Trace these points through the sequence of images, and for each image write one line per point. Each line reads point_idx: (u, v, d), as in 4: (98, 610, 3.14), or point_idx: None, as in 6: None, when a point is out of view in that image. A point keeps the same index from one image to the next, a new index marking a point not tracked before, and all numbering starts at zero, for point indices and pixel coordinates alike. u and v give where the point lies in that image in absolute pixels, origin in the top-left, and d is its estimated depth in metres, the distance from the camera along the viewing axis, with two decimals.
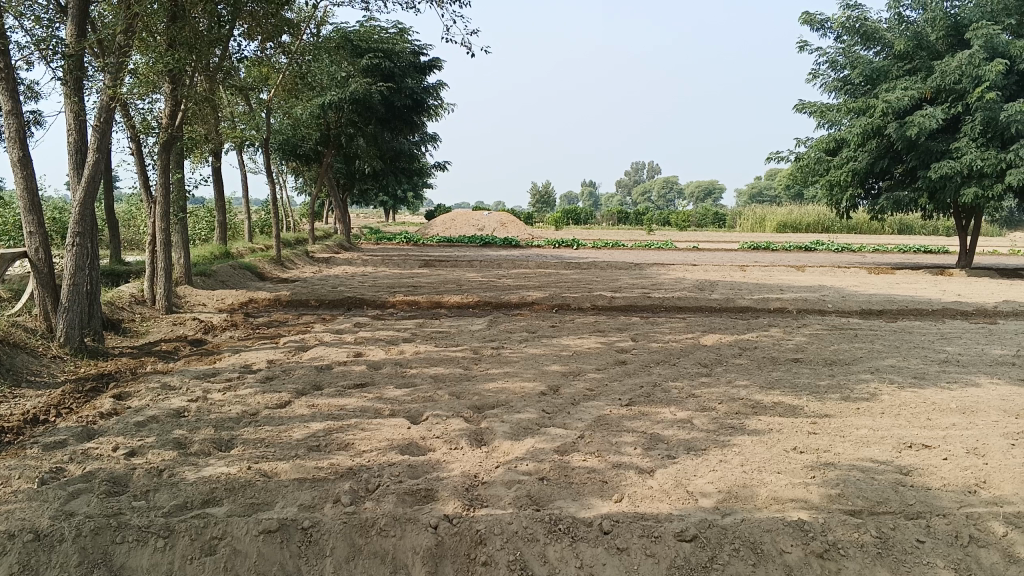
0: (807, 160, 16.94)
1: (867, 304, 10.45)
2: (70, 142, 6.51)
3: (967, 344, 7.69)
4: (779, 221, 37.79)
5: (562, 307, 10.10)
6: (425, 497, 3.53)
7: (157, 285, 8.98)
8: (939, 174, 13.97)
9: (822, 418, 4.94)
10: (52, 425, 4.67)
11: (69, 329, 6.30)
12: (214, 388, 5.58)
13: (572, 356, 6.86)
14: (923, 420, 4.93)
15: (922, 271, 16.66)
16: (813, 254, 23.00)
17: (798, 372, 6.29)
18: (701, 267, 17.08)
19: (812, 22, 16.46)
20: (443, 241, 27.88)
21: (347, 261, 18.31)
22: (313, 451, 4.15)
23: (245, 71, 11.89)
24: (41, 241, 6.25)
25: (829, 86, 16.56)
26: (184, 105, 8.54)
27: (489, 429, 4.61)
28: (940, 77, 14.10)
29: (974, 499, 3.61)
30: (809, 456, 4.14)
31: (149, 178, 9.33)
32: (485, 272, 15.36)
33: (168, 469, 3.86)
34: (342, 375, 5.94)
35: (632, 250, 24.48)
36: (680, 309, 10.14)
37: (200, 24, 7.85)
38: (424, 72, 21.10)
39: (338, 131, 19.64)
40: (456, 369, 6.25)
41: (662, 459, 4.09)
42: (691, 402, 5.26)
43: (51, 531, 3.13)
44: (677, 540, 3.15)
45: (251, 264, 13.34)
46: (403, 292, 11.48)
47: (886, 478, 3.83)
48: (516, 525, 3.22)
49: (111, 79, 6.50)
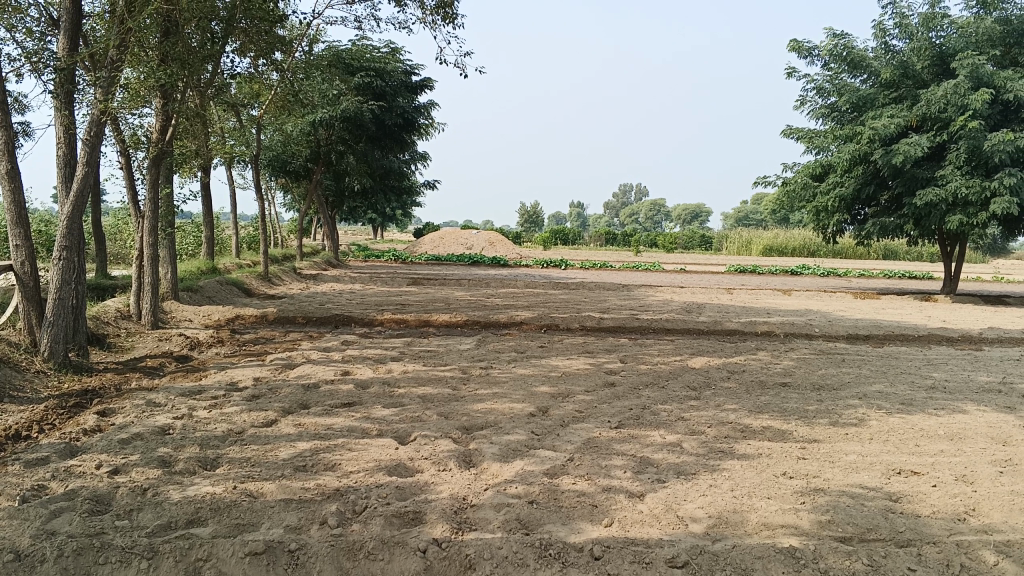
0: (794, 185, 17.08)
1: (854, 329, 10.50)
2: (58, 156, 6.46)
3: (953, 370, 7.74)
4: (765, 244, 38.04)
5: (551, 328, 10.08)
6: (413, 520, 3.49)
7: (143, 300, 8.90)
8: (924, 201, 14.10)
9: (811, 443, 4.94)
10: (35, 441, 4.61)
11: (54, 344, 6.22)
12: (200, 405, 5.52)
13: (561, 377, 6.84)
14: (911, 446, 4.94)
15: (908, 296, 16.74)
16: (801, 278, 23.09)
17: (787, 396, 6.29)
18: (688, 289, 17.14)
19: (799, 49, 16.67)
20: (432, 259, 27.87)
21: (335, 278, 18.25)
22: (300, 471, 4.11)
23: (236, 86, 11.88)
24: (27, 255, 6.18)
25: (816, 113, 16.74)
26: (175, 120, 8.52)
27: (478, 451, 4.58)
28: (926, 105, 14.24)
29: (964, 526, 3.61)
30: (799, 482, 4.13)
31: (138, 193, 9.29)
32: (473, 291, 15.36)
33: (152, 488, 3.81)
34: (329, 394, 5.90)
35: (620, 271, 24.53)
36: (669, 331, 10.16)
37: (194, 40, 7.82)
38: (415, 91, 21.17)
39: (328, 147, 19.66)
40: (445, 389, 6.21)
41: (652, 482, 4.07)
42: (681, 425, 5.25)
43: (32, 551, 3.07)
44: (668, 567, 3.13)
45: (238, 281, 13.29)
46: (392, 310, 11.44)
47: (876, 504, 3.83)
48: (506, 550, 3.19)
49: (103, 92, 6.48)
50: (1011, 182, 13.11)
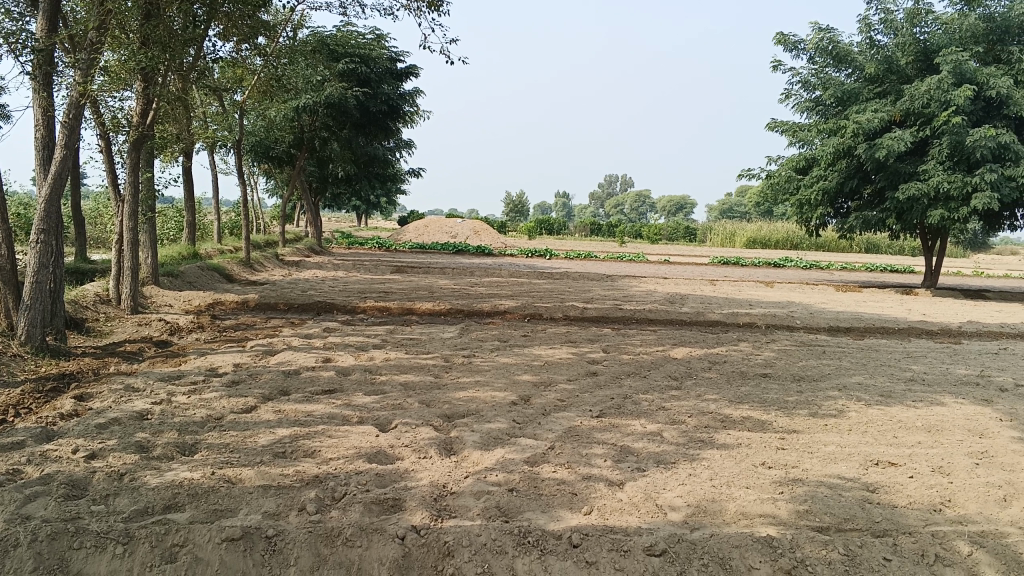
0: (778, 178, 17.15)
1: (834, 321, 10.58)
2: (37, 138, 6.37)
3: (931, 363, 7.81)
4: (748, 236, 38.21)
5: (533, 317, 10.08)
6: (392, 506, 3.49)
7: (123, 284, 8.81)
8: (906, 196, 14.20)
9: (791, 433, 4.97)
10: (10, 426, 4.56)
11: (31, 328, 6.14)
12: (179, 390, 5.48)
13: (543, 366, 6.84)
14: (889, 437, 4.98)
15: (889, 290, 16.87)
16: (783, 270, 23.21)
17: (767, 387, 6.33)
18: (672, 281, 17.18)
19: (785, 42, 16.71)
20: (416, 247, 27.77)
21: (317, 265, 18.16)
22: (279, 457, 4.09)
23: (219, 70, 11.76)
24: (4, 237, 6.10)
25: (800, 106, 16.81)
26: (157, 103, 8.42)
27: (459, 439, 4.57)
28: (909, 100, 14.33)
29: (939, 517, 3.65)
30: (777, 472, 4.16)
31: (117, 176, 9.19)
32: (457, 280, 15.33)
33: (129, 473, 3.77)
34: (310, 381, 5.87)
35: (604, 261, 24.56)
36: (651, 321, 10.19)
37: (176, 23, 7.71)
38: (400, 78, 21.07)
39: (312, 134, 19.52)
40: (427, 377, 6.20)
41: (632, 471, 4.08)
42: (662, 415, 5.27)
43: (5, 536, 3.03)
44: (646, 555, 3.14)
45: (220, 266, 13.20)
46: (375, 298, 11.40)
47: (854, 495, 3.86)
48: (485, 537, 3.18)
49: (82, 74, 6.38)
50: (992, 177, 13.22)
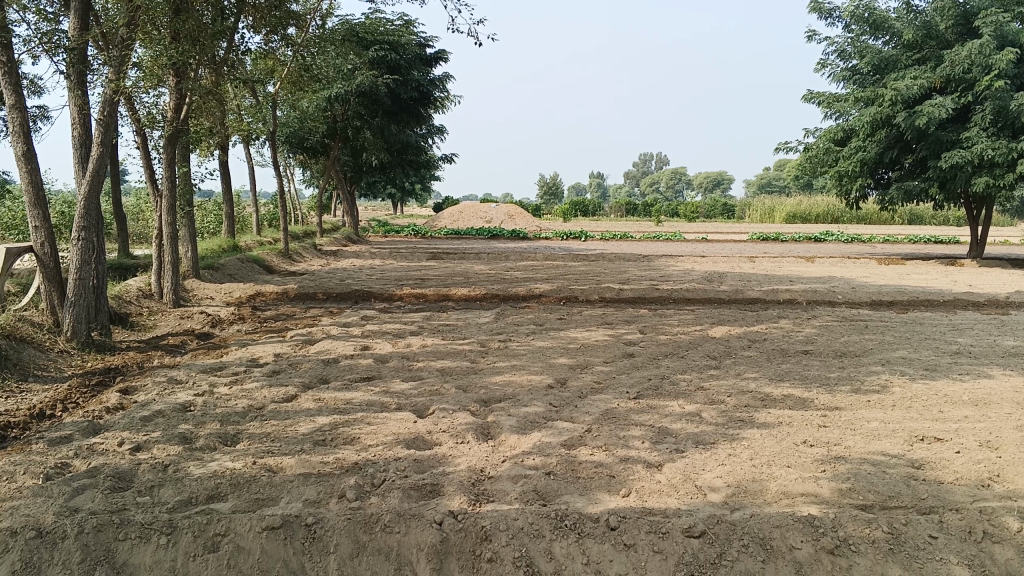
0: (815, 151, 16.81)
1: (878, 295, 10.37)
2: (74, 136, 6.50)
3: (979, 335, 7.63)
4: (788, 211, 37.67)
5: (569, 300, 10.06)
6: (431, 492, 3.51)
7: (164, 278, 8.97)
8: (949, 164, 13.83)
9: (832, 411, 4.89)
10: (59, 420, 4.67)
11: (76, 324, 6.28)
12: (221, 382, 5.56)
13: (580, 348, 6.81)
14: (934, 412, 4.87)
15: (933, 261, 16.49)
16: (824, 245, 22.79)
17: (808, 364, 6.24)
18: (710, 259, 16.99)
19: (820, 10, 16.32)
20: (451, 233, 27.81)
21: (354, 254, 18.31)
22: (318, 446, 4.13)
23: (252, 62, 11.84)
24: (46, 236, 6.24)
25: (837, 76, 16.42)
26: (189, 98, 8.52)
27: (496, 423, 4.58)
28: (950, 66, 13.94)
29: (988, 493, 3.56)
30: (819, 450, 4.09)
31: (154, 172, 9.31)
32: (493, 265, 15.38)
33: (173, 464, 3.85)
34: (348, 369, 5.93)
35: (641, 241, 24.35)
36: (689, 300, 10.10)
37: (205, 16, 7.78)
38: (429, 64, 21.03)
39: (345, 123, 19.61)
40: (464, 363, 6.21)
41: (671, 452, 4.05)
42: (701, 395, 5.22)
43: (53, 527, 3.11)
44: (685, 536, 3.12)
45: (259, 258, 13.36)
46: (411, 284, 11.46)
47: (898, 471, 3.79)
48: (522, 522, 3.18)
49: (114, 72, 6.45)
50: None
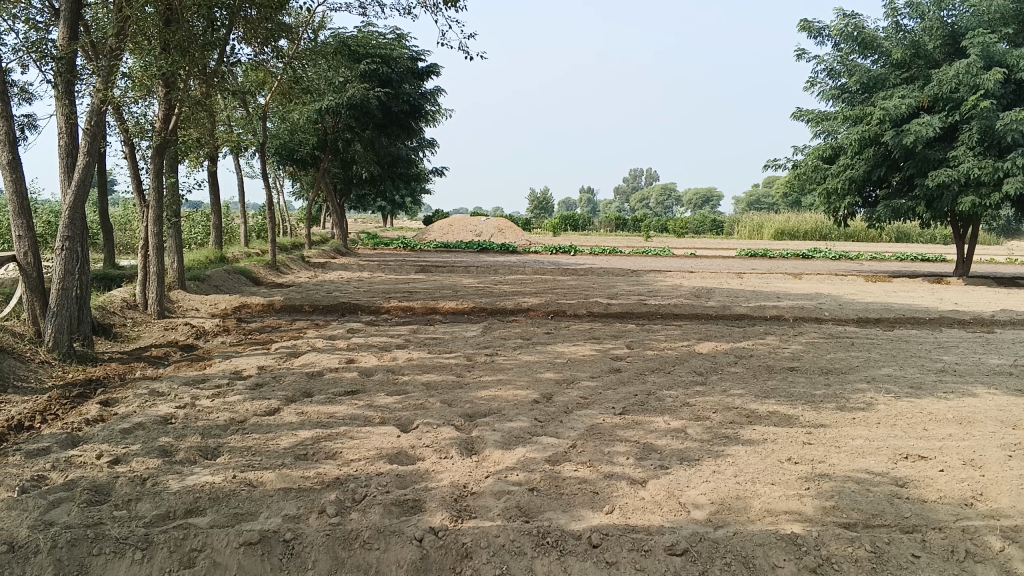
0: (804, 168, 16.89)
1: (864, 312, 10.41)
2: (61, 145, 6.47)
3: (964, 353, 7.65)
4: (776, 228, 37.82)
5: (557, 314, 10.05)
6: (412, 508, 3.48)
7: (149, 289, 8.90)
8: (936, 182, 13.94)
9: (818, 428, 4.89)
10: (37, 432, 4.61)
11: (58, 334, 6.22)
12: (204, 394, 5.51)
13: (566, 363, 6.79)
14: (919, 430, 4.88)
15: (919, 279, 16.59)
16: (812, 262, 22.90)
17: (794, 381, 6.24)
18: (698, 274, 17.04)
19: (810, 29, 16.47)
20: (441, 246, 27.81)
21: (343, 266, 18.26)
22: (300, 460, 4.09)
23: (242, 73, 11.83)
24: (30, 245, 6.17)
25: (826, 94, 16.54)
26: (178, 109, 8.50)
27: (480, 438, 4.54)
28: (937, 86, 14.07)
29: (971, 512, 3.56)
30: (804, 467, 4.08)
31: (142, 182, 9.26)
32: (482, 278, 15.37)
33: (152, 477, 3.80)
34: (333, 382, 5.88)
35: (630, 256, 24.41)
36: (676, 316, 10.10)
37: (197, 27, 7.77)
38: (421, 77, 21.06)
39: (335, 135, 19.60)
40: (449, 377, 6.17)
41: (655, 469, 4.03)
42: (686, 411, 5.20)
43: (26, 542, 3.06)
44: (667, 554, 3.09)
45: (246, 269, 13.31)
46: (399, 297, 11.43)
47: (882, 490, 3.78)
48: (503, 538, 3.16)
49: (103, 81, 6.41)
50: None
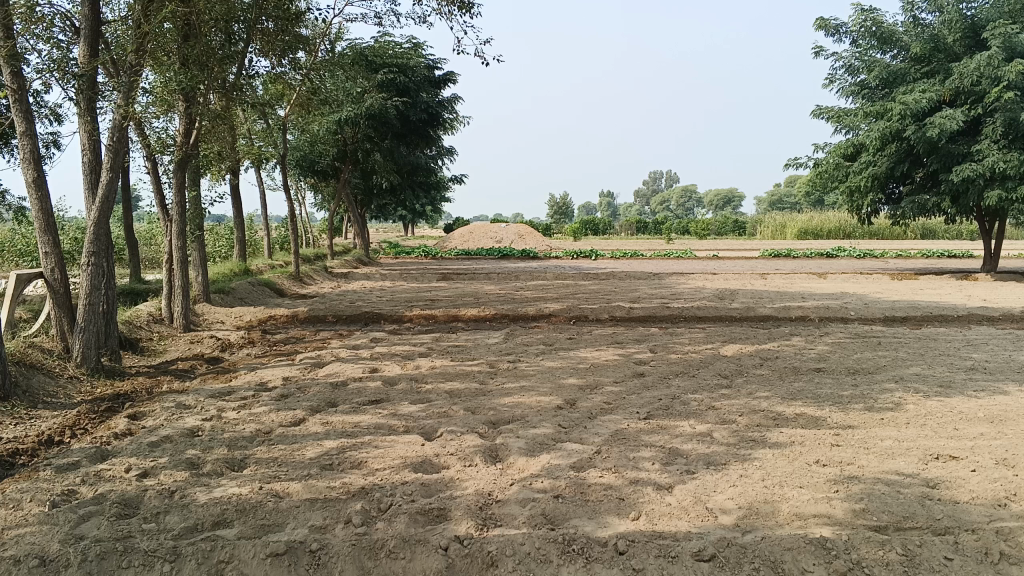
0: (825, 166, 16.74)
1: (891, 311, 10.28)
2: (84, 162, 6.56)
3: (994, 350, 7.54)
4: (799, 227, 37.49)
5: (579, 319, 10.02)
6: (438, 517, 3.47)
7: (174, 303, 8.99)
8: (960, 177, 13.76)
9: (846, 429, 4.83)
10: (67, 446, 4.66)
11: (86, 350, 6.30)
12: (230, 406, 5.55)
13: (589, 369, 6.76)
14: (950, 430, 4.80)
15: (947, 276, 16.35)
16: (835, 261, 22.69)
17: (821, 382, 6.16)
18: (721, 276, 17.00)
19: (827, 27, 16.36)
20: (462, 253, 27.91)
21: (366, 275, 18.36)
22: (326, 470, 4.11)
23: (262, 87, 11.95)
24: (57, 262, 6.25)
25: (845, 91, 16.39)
26: (198, 123, 8.58)
27: (504, 445, 4.54)
28: (958, 79, 13.90)
29: (1005, 512, 3.49)
30: (832, 470, 4.03)
31: (165, 197, 9.36)
32: (504, 285, 15.39)
33: (180, 490, 3.83)
34: (357, 392, 5.89)
35: (652, 259, 24.28)
36: (701, 318, 10.04)
37: (215, 40, 7.86)
38: (439, 86, 21.09)
39: (355, 146, 19.71)
40: (473, 384, 6.17)
41: (681, 474, 4.00)
42: (711, 415, 5.16)
43: (57, 556, 3.09)
44: (694, 560, 3.06)
45: (270, 281, 13.43)
46: (421, 305, 11.47)
47: (913, 491, 3.72)
48: (528, 546, 3.15)
49: (124, 97, 6.49)
50: None
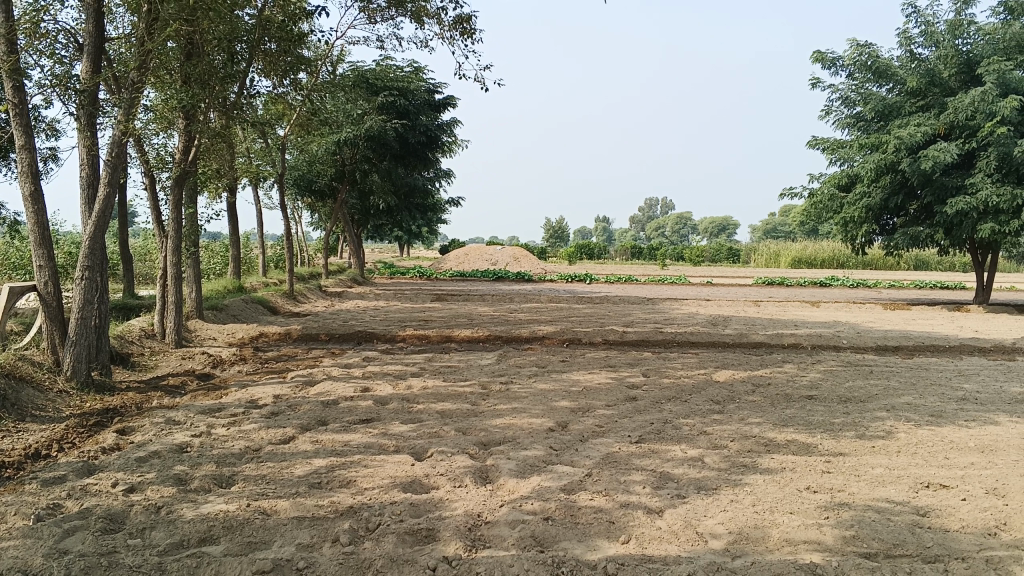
0: (820, 196, 16.84)
1: (883, 340, 10.30)
2: (82, 177, 6.58)
3: (985, 381, 7.55)
4: (793, 257, 37.72)
5: (573, 342, 10.02)
6: (426, 537, 3.45)
7: (167, 320, 8.96)
8: (954, 209, 13.86)
9: (837, 456, 4.83)
10: (53, 460, 4.62)
11: (77, 363, 6.27)
12: (219, 423, 5.52)
13: (581, 392, 6.76)
14: (940, 459, 4.80)
15: (940, 307, 16.40)
16: (829, 290, 22.76)
17: (813, 410, 6.16)
18: (714, 302, 17.05)
19: (823, 60, 16.54)
20: (457, 275, 27.94)
21: (359, 295, 18.35)
22: (314, 488, 4.08)
23: (262, 107, 12.03)
24: (50, 275, 6.23)
25: (841, 122, 16.54)
26: (197, 141, 8.60)
27: (495, 467, 4.52)
28: (952, 113, 14.04)
29: (994, 542, 3.48)
30: (823, 496, 4.03)
31: (161, 213, 9.37)
32: (497, 307, 15.42)
33: (166, 506, 3.80)
34: (348, 411, 5.87)
35: (647, 285, 24.31)
36: (693, 344, 10.05)
37: (216, 60, 7.91)
38: (438, 109, 21.22)
39: (353, 166, 19.76)
40: (464, 405, 6.15)
41: (672, 498, 3.99)
42: (703, 440, 5.15)
43: (41, 570, 3.06)
44: None
45: (264, 299, 13.41)
46: (415, 326, 11.46)
47: (903, 519, 3.71)
48: (517, 568, 3.13)
49: (124, 112, 6.52)
50: None
